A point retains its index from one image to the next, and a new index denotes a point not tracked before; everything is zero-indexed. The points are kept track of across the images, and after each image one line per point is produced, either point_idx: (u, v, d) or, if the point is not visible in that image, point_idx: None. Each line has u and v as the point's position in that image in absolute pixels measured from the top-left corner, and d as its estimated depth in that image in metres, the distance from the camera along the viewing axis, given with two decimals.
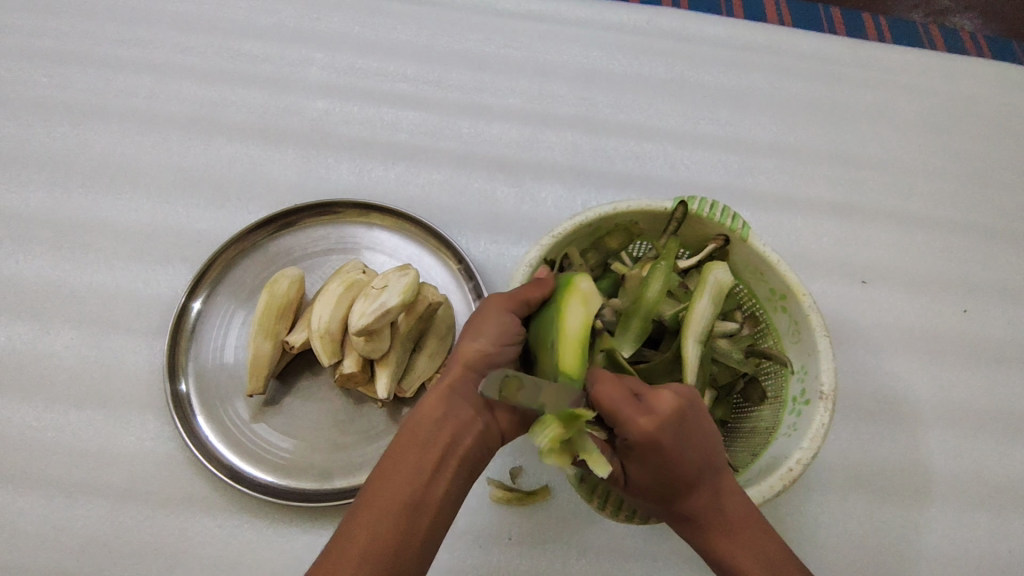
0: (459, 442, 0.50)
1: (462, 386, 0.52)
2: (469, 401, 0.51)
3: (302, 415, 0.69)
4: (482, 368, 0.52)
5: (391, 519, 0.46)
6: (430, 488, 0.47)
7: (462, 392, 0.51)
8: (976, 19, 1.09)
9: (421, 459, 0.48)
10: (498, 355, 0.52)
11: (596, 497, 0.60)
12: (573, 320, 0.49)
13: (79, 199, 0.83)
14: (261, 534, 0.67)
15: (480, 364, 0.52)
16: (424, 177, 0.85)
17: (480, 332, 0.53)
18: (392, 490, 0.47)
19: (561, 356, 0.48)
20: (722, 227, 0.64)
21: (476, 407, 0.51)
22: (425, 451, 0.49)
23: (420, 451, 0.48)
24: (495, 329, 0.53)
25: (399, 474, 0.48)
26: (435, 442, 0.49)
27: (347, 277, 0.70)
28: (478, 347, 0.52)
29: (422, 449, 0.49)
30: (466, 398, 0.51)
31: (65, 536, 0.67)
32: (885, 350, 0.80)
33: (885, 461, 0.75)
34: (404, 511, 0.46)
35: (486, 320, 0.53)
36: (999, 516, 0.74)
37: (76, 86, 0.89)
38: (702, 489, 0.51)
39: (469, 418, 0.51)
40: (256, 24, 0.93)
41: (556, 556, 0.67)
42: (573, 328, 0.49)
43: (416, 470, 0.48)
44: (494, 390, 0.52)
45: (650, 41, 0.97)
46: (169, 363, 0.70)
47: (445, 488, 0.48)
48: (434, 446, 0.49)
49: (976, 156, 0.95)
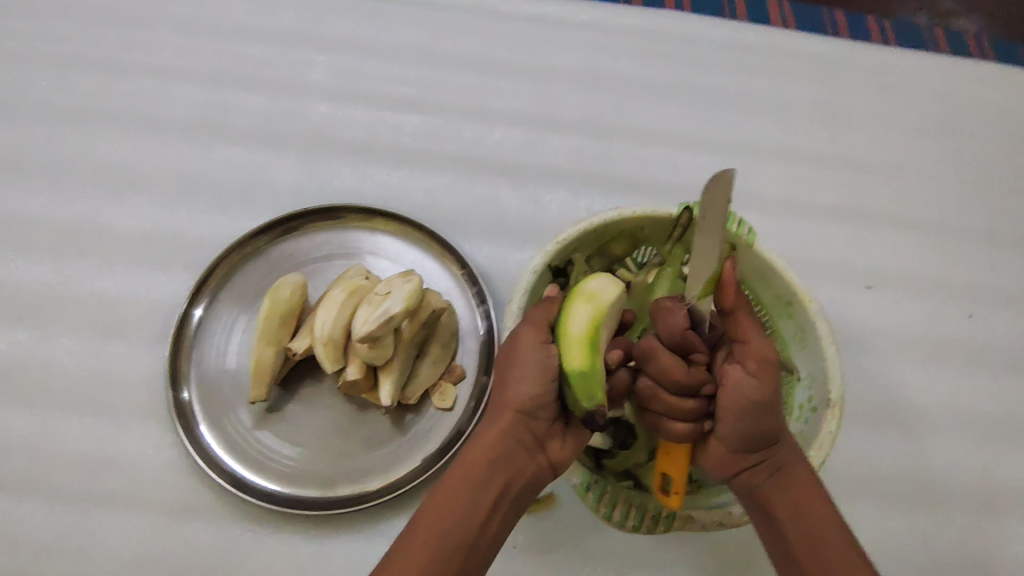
0: (511, 482, 0.53)
1: (513, 429, 0.53)
2: (520, 441, 0.53)
3: (306, 423, 0.69)
4: (533, 409, 0.53)
5: (451, 552, 0.49)
6: (485, 524, 0.51)
7: (513, 432, 0.53)
8: (980, 22, 1.08)
9: (477, 498, 0.51)
10: (545, 395, 0.52)
11: (602, 507, 0.61)
12: (578, 322, 0.51)
13: (80, 205, 0.82)
14: (264, 542, 0.67)
15: (527, 405, 0.53)
16: (427, 181, 0.84)
17: (523, 372, 0.52)
18: (449, 526, 0.50)
19: (566, 357, 0.50)
20: (727, 234, 0.63)
21: (528, 446, 0.54)
22: (481, 490, 0.51)
23: (473, 495, 0.51)
24: (537, 368, 0.52)
25: (452, 519, 0.50)
26: (491, 483, 0.52)
27: (349, 284, 0.70)
28: (526, 390, 0.52)
29: (478, 488, 0.51)
30: (517, 439, 0.53)
31: (65, 544, 0.66)
32: (890, 355, 0.80)
33: (891, 467, 0.74)
34: (458, 554, 0.49)
35: (526, 360, 0.52)
36: (1005, 523, 0.73)
37: (76, 90, 0.89)
38: None
39: (521, 460, 0.53)
40: (257, 27, 0.93)
41: (561, 563, 0.67)
42: (578, 330, 0.51)
43: (473, 508, 0.51)
44: (544, 427, 0.54)
45: (653, 44, 0.96)
46: (171, 370, 0.69)
47: (498, 523, 0.52)
48: (489, 486, 0.52)
49: (981, 160, 0.94)
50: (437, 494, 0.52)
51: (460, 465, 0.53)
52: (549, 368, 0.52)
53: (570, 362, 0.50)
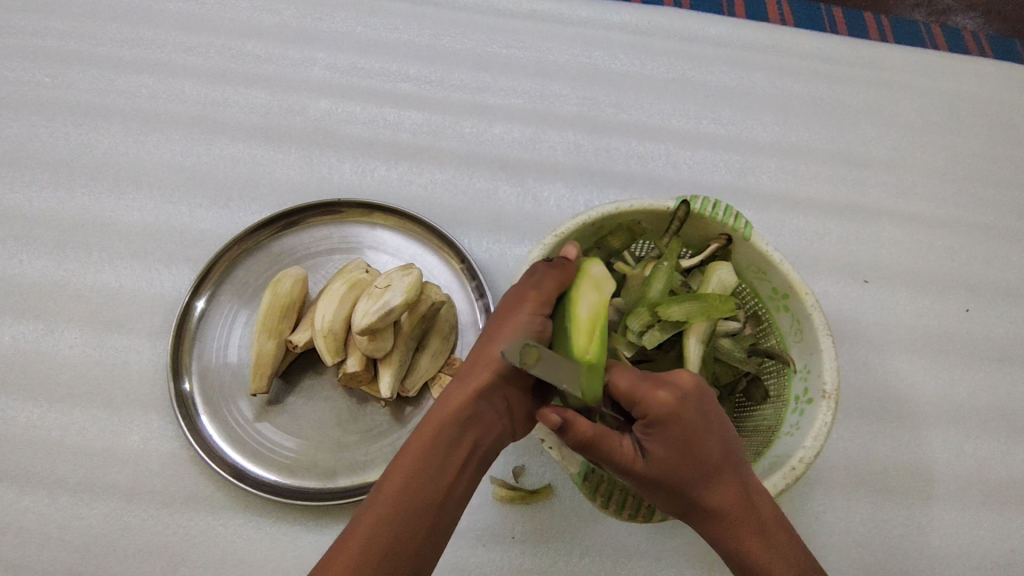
0: (478, 446, 0.52)
1: (487, 391, 0.52)
2: (491, 405, 0.52)
3: (306, 415, 0.69)
4: (509, 375, 0.52)
5: (419, 514, 0.47)
6: (453, 488, 0.49)
7: (487, 395, 0.52)
8: (978, 19, 1.09)
9: (446, 460, 0.49)
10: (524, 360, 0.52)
11: (599, 496, 0.60)
12: (585, 306, 0.52)
13: (83, 200, 0.83)
14: (265, 533, 0.67)
15: (504, 369, 0.52)
16: (427, 176, 0.85)
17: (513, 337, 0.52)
18: (418, 488, 0.48)
19: (574, 339, 0.50)
20: (724, 227, 0.64)
21: (498, 412, 0.53)
22: (451, 452, 0.50)
23: (444, 453, 0.50)
24: (523, 334, 0.52)
25: (423, 475, 0.48)
26: (460, 445, 0.50)
27: (350, 277, 0.71)
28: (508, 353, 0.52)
29: (448, 449, 0.50)
30: (489, 404, 0.52)
31: (69, 534, 0.67)
32: (887, 349, 0.80)
33: (887, 458, 0.75)
34: (426, 512, 0.47)
35: (518, 323, 0.52)
36: (1000, 515, 0.74)
37: (80, 86, 0.89)
38: (727, 479, 0.50)
39: (491, 424, 0.52)
40: (259, 24, 0.93)
41: (559, 555, 0.67)
42: (584, 314, 0.52)
43: (441, 470, 0.49)
44: (514, 396, 0.53)
45: (652, 41, 0.97)
46: (172, 362, 0.70)
47: (464, 486, 0.50)
48: (458, 448, 0.50)
49: (978, 156, 0.95)
50: (405, 454, 0.50)
51: (428, 425, 0.51)
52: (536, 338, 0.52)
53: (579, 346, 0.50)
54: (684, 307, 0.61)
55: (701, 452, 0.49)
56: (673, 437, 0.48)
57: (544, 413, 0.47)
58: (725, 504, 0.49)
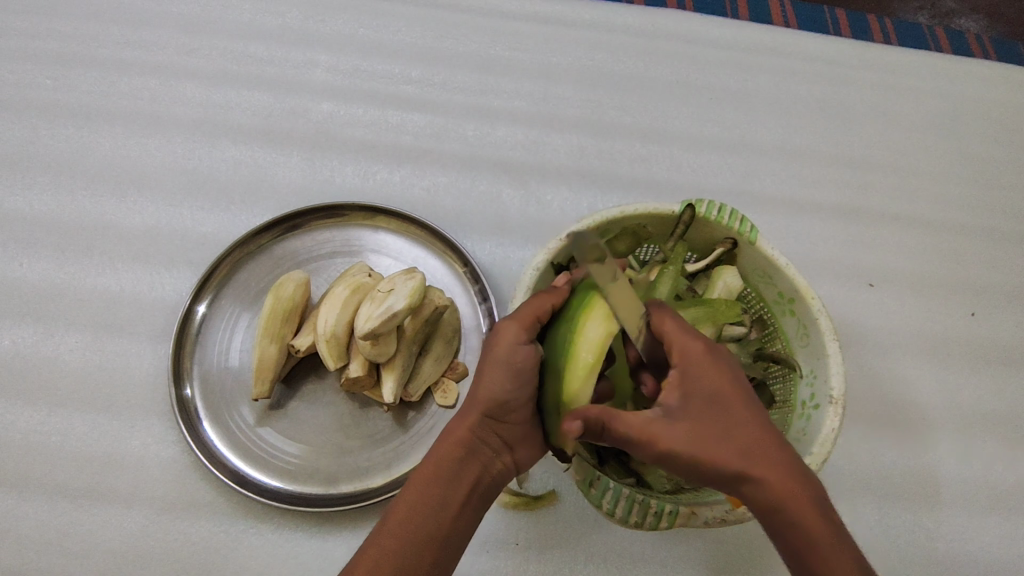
0: (479, 481, 0.51)
1: (481, 427, 0.51)
2: (483, 441, 0.52)
3: (308, 420, 0.69)
4: (499, 412, 0.51)
5: (421, 551, 0.47)
6: (455, 524, 0.49)
7: (482, 433, 0.51)
8: (981, 22, 1.08)
9: (446, 497, 0.49)
10: (511, 397, 0.51)
11: (605, 504, 0.58)
12: (588, 343, 0.52)
13: (83, 202, 0.82)
14: (266, 539, 0.67)
15: (493, 408, 0.51)
16: (429, 179, 0.84)
17: (493, 374, 0.51)
18: (418, 526, 0.48)
19: (570, 379, 0.51)
20: (730, 231, 0.63)
21: (493, 447, 0.52)
22: (450, 489, 0.50)
23: (443, 491, 0.49)
24: (509, 371, 0.51)
25: (422, 513, 0.48)
26: (459, 482, 0.50)
27: (353, 281, 0.70)
28: (495, 392, 0.51)
29: (446, 487, 0.50)
30: (484, 440, 0.52)
31: (69, 541, 0.66)
32: (893, 354, 0.80)
33: (893, 464, 0.74)
34: (428, 548, 0.47)
35: (500, 360, 0.51)
36: (1008, 521, 0.73)
37: (81, 88, 0.89)
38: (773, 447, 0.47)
39: (488, 458, 0.52)
40: (261, 26, 0.93)
41: (563, 561, 0.67)
42: (587, 352, 0.52)
43: (443, 506, 0.49)
44: (510, 429, 0.53)
45: (656, 43, 0.96)
46: (174, 367, 0.69)
47: (466, 522, 0.50)
48: (457, 485, 0.50)
49: (982, 158, 0.94)
50: (404, 492, 0.50)
51: (425, 464, 0.51)
52: (520, 371, 0.51)
53: (570, 392, 0.51)
54: (688, 312, 0.60)
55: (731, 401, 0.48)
56: (703, 383, 0.48)
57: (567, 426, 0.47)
58: (771, 474, 0.45)
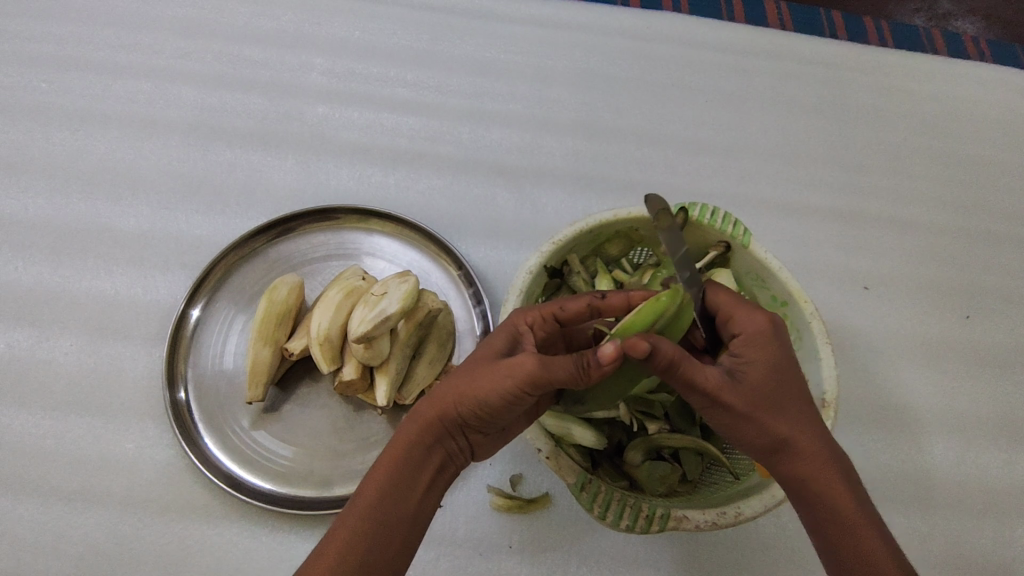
0: (442, 470, 0.50)
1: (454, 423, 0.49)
2: (455, 435, 0.50)
3: (302, 423, 0.69)
4: (471, 418, 0.49)
5: (391, 530, 0.46)
6: (421, 510, 0.48)
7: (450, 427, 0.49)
8: (977, 24, 1.09)
9: (414, 482, 0.48)
10: (495, 416, 0.49)
11: (597, 507, 0.57)
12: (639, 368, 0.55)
13: (78, 205, 0.83)
14: (260, 541, 0.67)
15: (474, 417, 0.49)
16: (424, 183, 0.85)
17: (490, 389, 0.46)
18: (390, 503, 0.46)
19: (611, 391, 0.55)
20: (723, 234, 0.63)
21: (458, 442, 0.51)
22: (417, 474, 0.48)
23: (413, 474, 0.48)
24: (506, 399, 0.47)
25: (392, 494, 0.47)
26: (425, 467, 0.48)
27: (346, 284, 0.70)
28: (484, 405, 0.47)
29: (411, 472, 0.48)
30: (452, 433, 0.50)
31: (63, 543, 0.66)
32: (887, 356, 0.80)
33: (887, 467, 0.74)
34: (396, 530, 0.46)
35: (501, 385, 0.46)
36: (1001, 523, 0.73)
37: (77, 91, 0.89)
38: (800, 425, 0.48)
39: (452, 448, 0.50)
40: (257, 29, 0.93)
41: (557, 564, 0.67)
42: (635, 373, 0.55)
43: (411, 488, 0.47)
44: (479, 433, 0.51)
45: (650, 46, 0.97)
46: (168, 370, 0.69)
47: (429, 511, 0.49)
48: (420, 473, 0.48)
49: (978, 160, 0.94)
50: (373, 473, 0.48)
51: (396, 444, 0.49)
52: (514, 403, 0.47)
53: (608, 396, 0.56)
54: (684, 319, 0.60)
55: (787, 380, 0.49)
56: (766, 358, 0.49)
57: (635, 338, 0.44)
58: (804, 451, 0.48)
